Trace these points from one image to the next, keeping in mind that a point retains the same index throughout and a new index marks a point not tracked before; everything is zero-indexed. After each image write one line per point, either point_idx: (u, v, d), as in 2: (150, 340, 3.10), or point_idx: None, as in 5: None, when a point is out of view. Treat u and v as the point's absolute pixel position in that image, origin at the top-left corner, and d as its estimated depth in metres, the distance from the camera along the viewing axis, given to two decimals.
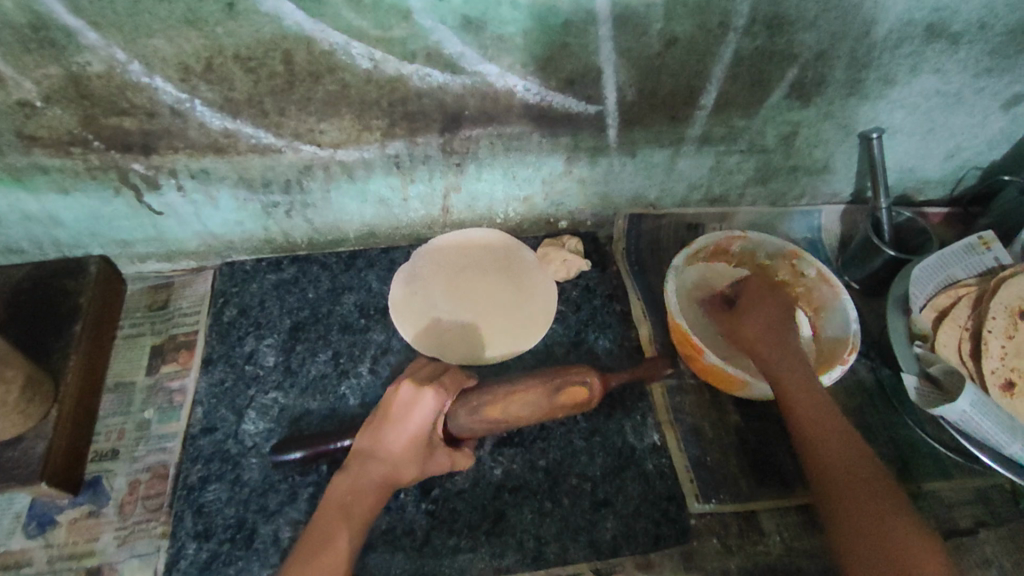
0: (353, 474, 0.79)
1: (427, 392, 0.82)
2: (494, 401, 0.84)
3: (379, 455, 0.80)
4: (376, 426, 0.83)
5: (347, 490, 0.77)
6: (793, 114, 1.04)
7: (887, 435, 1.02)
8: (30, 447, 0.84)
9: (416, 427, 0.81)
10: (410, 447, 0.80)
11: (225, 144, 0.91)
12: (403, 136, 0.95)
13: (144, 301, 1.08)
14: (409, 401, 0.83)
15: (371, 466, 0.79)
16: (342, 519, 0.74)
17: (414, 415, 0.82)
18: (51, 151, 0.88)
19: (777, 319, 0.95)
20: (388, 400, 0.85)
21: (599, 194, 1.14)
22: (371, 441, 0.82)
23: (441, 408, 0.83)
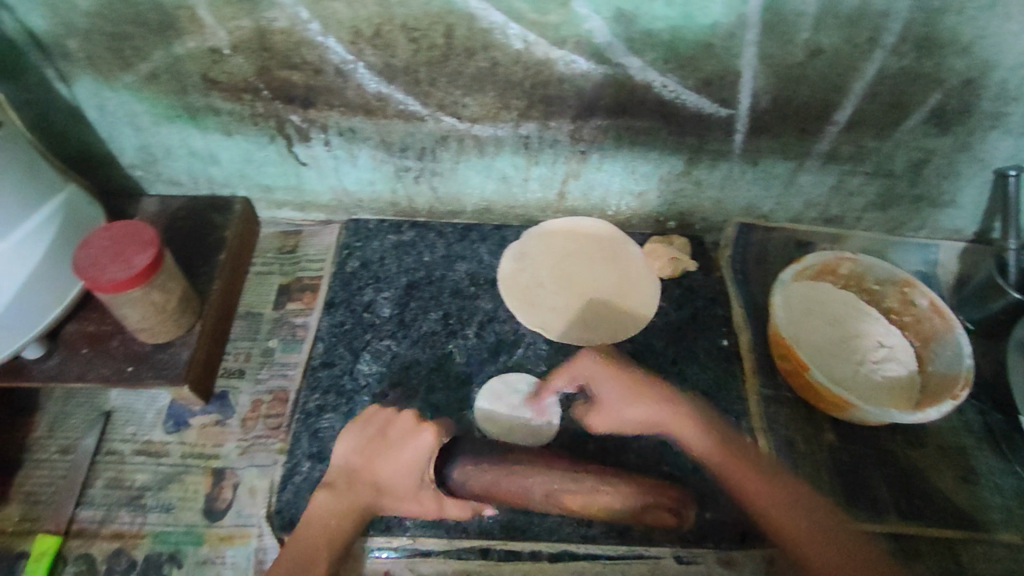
0: (340, 494, 0.85)
1: (426, 431, 0.88)
2: (607, 379, 0.94)
3: (366, 478, 0.86)
4: (368, 448, 0.88)
5: (330, 513, 0.83)
6: (928, 141, 1.03)
7: (992, 480, 0.99)
8: (177, 352, 0.94)
9: (411, 462, 0.86)
10: (403, 478, 0.86)
11: (376, 106, 0.99)
12: (537, 118, 1.01)
13: (276, 244, 1.18)
14: (404, 434, 0.89)
15: (358, 487, 0.85)
16: (325, 542, 0.80)
17: (408, 449, 0.88)
18: (226, 95, 0.98)
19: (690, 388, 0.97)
20: (381, 424, 0.90)
21: (713, 198, 1.16)
22: (361, 462, 0.87)
23: (433, 447, 0.88)
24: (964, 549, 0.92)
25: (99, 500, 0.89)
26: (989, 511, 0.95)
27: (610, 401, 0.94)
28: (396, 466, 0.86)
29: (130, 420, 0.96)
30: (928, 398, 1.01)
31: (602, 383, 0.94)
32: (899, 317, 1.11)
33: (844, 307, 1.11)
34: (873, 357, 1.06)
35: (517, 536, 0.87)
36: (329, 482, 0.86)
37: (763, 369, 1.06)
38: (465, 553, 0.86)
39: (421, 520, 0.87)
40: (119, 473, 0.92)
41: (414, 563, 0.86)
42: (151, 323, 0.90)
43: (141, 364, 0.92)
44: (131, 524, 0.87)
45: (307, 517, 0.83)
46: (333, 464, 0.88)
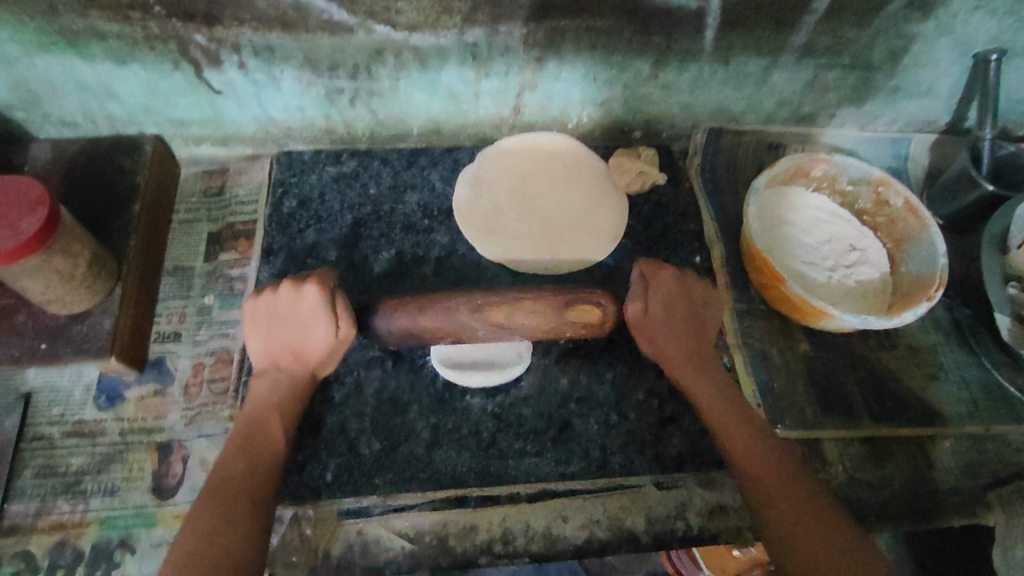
0: (269, 379, 0.80)
1: (309, 286, 0.75)
2: (672, 301, 0.84)
3: (283, 350, 0.79)
4: (272, 335, 0.79)
5: (262, 393, 0.79)
6: (908, 27, 0.94)
7: (959, 375, 0.97)
8: (97, 322, 0.83)
9: (313, 318, 0.75)
10: (302, 335, 0.78)
11: (294, 18, 0.84)
12: (484, 23, 0.88)
13: (199, 186, 1.05)
14: (292, 300, 0.77)
15: (289, 366, 0.79)
16: (252, 443, 0.75)
17: (298, 310, 0.77)
18: (109, 14, 0.81)
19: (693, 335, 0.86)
20: (264, 306, 0.79)
21: (681, 103, 1.06)
22: (273, 346, 0.79)
23: (320, 299, 0.75)
24: (934, 445, 0.91)
25: (31, 491, 0.81)
26: (955, 405, 0.94)
27: (655, 325, 0.83)
28: (297, 331, 0.78)
29: (57, 400, 0.87)
30: (901, 301, 0.97)
31: (664, 299, 0.83)
32: (871, 218, 1.06)
33: (817, 211, 1.05)
34: (844, 263, 1.01)
35: (493, 482, 0.83)
36: (260, 374, 0.80)
37: (736, 284, 1.01)
38: (438, 503, 0.82)
39: (390, 477, 0.82)
40: (50, 459, 0.83)
41: (387, 520, 0.81)
42: (58, 295, 0.79)
43: (57, 339, 0.82)
44: (73, 513, 0.80)
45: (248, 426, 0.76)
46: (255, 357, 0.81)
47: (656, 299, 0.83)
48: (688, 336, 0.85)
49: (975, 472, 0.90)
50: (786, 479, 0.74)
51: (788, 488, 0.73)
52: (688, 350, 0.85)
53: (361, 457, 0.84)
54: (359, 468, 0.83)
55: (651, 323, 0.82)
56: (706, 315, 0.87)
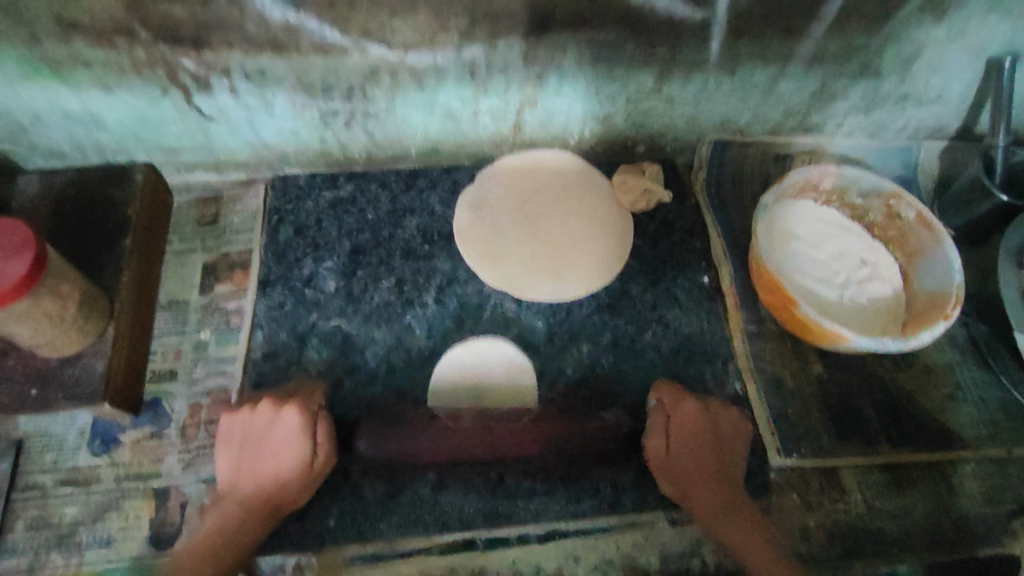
0: (224, 510, 0.76)
1: (288, 411, 0.79)
2: (693, 424, 0.83)
3: (249, 479, 0.78)
4: (245, 458, 0.79)
5: (213, 529, 0.75)
6: (920, 32, 0.91)
7: (977, 395, 0.94)
8: (89, 364, 0.81)
9: (289, 444, 0.78)
10: (281, 461, 0.78)
11: (285, 40, 0.81)
12: (482, 39, 0.85)
13: (193, 215, 1.02)
14: (267, 426, 0.79)
15: (243, 499, 0.77)
16: (212, 552, 0.73)
17: (274, 434, 0.79)
18: (93, 40, 0.78)
19: (705, 436, 0.83)
20: (241, 427, 0.80)
21: (686, 116, 1.03)
22: (242, 472, 0.79)
23: (303, 422, 0.79)
24: (953, 470, 0.89)
25: (24, 544, 0.79)
26: (974, 428, 0.92)
27: (676, 470, 0.82)
28: (269, 467, 0.78)
29: (50, 446, 0.84)
30: (916, 319, 0.94)
31: (683, 444, 0.83)
32: (883, 233, 1.03)
33: (828, 227, 1.02)
34: (856, 279, 0.98)
35: (503, 523, 0.81)
36: (217, 502, 0.77)
37: (746, 303, 0.98)
38: (447, 547, 0.80)
39: (396, 521, 0.80)
40: (44, 510, 0.81)
41: (392, 566, 0.79)
42: (48, 337, 0.76)
43: (48, 383, 0.79)
44: (67, 567, 0.78)
45: (210, 535, 0.74)
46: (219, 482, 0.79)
47: (677, 442, 0.83)
48: (700, 453, 0.82)
49: (997, 499, 0.88)
50: (784, 570, 0.76)
51: (763, 553, 0.77)
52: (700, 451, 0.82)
53: (365, 500, 0.81)
54: (365, 512, 0.81)
55: (675, 476, 0.82)
56: (717, 412, 0.85)
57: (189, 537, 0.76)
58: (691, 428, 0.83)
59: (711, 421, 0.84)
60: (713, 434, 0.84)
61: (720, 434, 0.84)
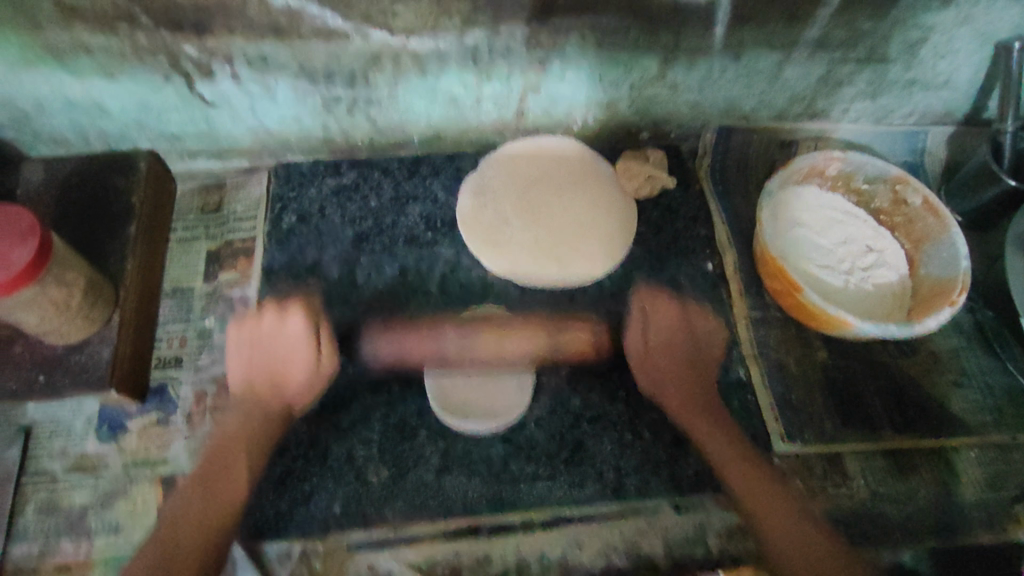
0: (240, 413, 0.81)
1: (292, 315, 0.83)
2: (670, 338, 0.88)
3: (263, 377, 0.82)
4: (253, 357, 0.83)
5: (233, 430, 0.80)
6: (928, 16, 0.90)
7: (983, 381, 0.94)
8: (96, 351, 0.81)
9: (296, 347, 0.82)
10: (291, 364, 0.82)
11: (286, 25, 0.80)
12: (485, 24, 0.84)
13: (196, 203, 1.02)
14: (275, 330, 0.83)
15: (263, 398, 0.82)
16: (238, 448, 0.79)
17: (281, 340, 0.83)
18: (94, 26, 0.78)
19: (684, 344, 0.88)
20: (248, 330, 0.83)
21: (690, 102, 1.02)
22: (256, 364, 0.82)
23: (308, 329, 0.83)
24: (957, 456, 0.89)
25: (34, 529, 0.80)
26: (978, 413, 0.91)
27: (656, 344, 0.88)
28: (277, 367, 0.82)
29: (58, 432, 0.85)
30: (922, 305, 0.94)
31: (664, 349, 0.87)
32: (889, 219, 1.02)
33: (833, 212, 1.01)
34: (862, 265, 0.98)
35: (506, 508, 0.81)
36: (234, 404, 0.82)
37: (750, 290, 0.98)
38: (453, 534, 0.81)
39: (400, 506, 0.81)
40: (53, 495, 0.82)
41: (399, 551, 0.81)
42: (56, 324, 0.77)
43: (56, 369, 0.80)
44: (76, 553, 0.80)
45: (218, 447, 0.79)
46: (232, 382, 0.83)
47: (655, 339, 0.88)
48: (676, 351, 0.87)
49: (1001, 484, 0.88)
50: (773, 500, 0.77)
51: (746, 471, 0.79)
52: (689, 367, 0.87)
53: (370, 486, 0.82)
54: (369, 498, 0.81)
55: (650, 356, 0.87)
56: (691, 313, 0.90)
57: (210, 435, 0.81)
58: (666, 333, 0.88)
59: (686, 326, 0.89)
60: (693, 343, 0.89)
61: (697, 355, 0.88)
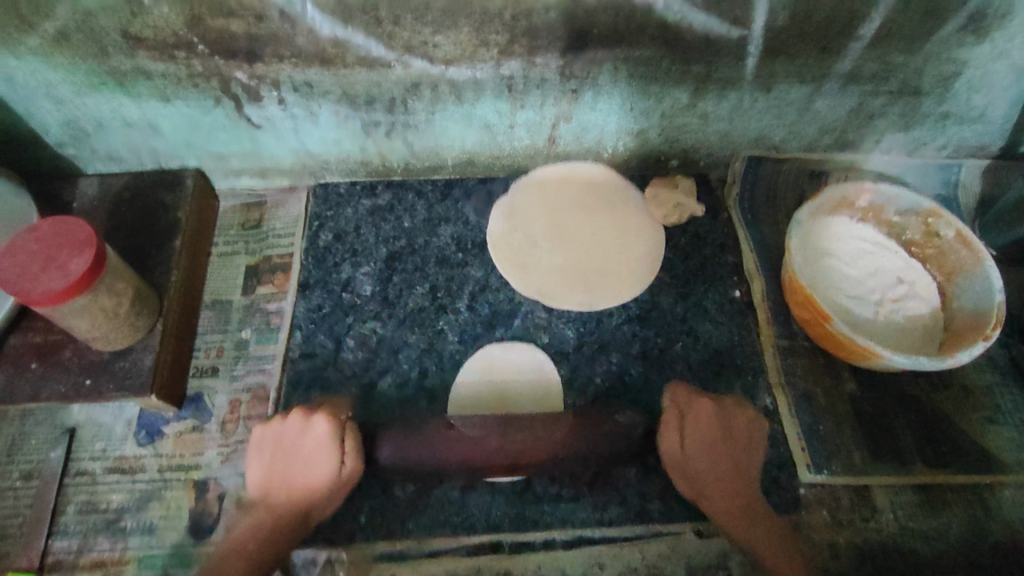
0: (261, 514, 0.77)
1: (320, 417, 0.78)
2: (711, 454, 0.79)
3: (280, 493, 0.77)
4: (275, 466, 0.79)
5: (244, 533, 0.76)
6: (961, 51, 0.91)
7: (1019, 418, 0.92)
8: (139, 358, 0.85)
9: (320, 451, 0.77)
10: (314, 471, 0.77)
11: (332, 54, 0.84)
12: (521, 55, 0.87)
13: (237, 219, 1.06)
14: (300, 435, 0.78)
15: (274, 513, 0.76)
16: (243, 558, 0.74)
17: (308, 444, 0.78)
18: (155, 54, 0.83)
19: (727, 444, 0.80)
20: (272, 435, 0.80)
21: (720, 131, 1.04)
22: (274, 480, 0.78)
23: (335, 430, 0.77)
24: (991, 494, 0.87)
25: (74, 527, 0.83)
26: (1014, 450, 0.89)
27: (697, 470, 0.79)
28: (303, 484, 0.77)
29: (100, 435, 0.89)
30: (953, 338, 0.92)
31: (696, 429, 0.80)
32: (921, 251, 1.01)
33: (863, 243, 1.01)
34: (892, 297, 0.97)
35: (529, 527, 0.82)
36: (250, 509, 0.78)
37: (778, 318, 0.97)
38: (474, 548, 0.81)
39: (424, 521, 0.82)
40: (93, 496, 0.85)
41: (420, 564, 0.80)
42: (104, 331, 0.80)
43: (101, 374, 0.83)
44: (113, 550, 0.82)
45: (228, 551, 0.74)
46: (251, 490, 0.79)
47: (695, 446, 0.79)
48: (726, 462, 0.79)
49: None
50: None
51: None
52: (734, 475, 0.80)
53: (396, 499, 0.83)
54: (394, 511, 0.83)
55: (694, 473, 0.80)
56: (735, 413, 0.82)
57: (223, 539, 0.77)
58: (706, 463, 0.79)
59: (726, 429, 0.81)
60: (739, 446, 0.81)
61: (744, 468, 0.81)
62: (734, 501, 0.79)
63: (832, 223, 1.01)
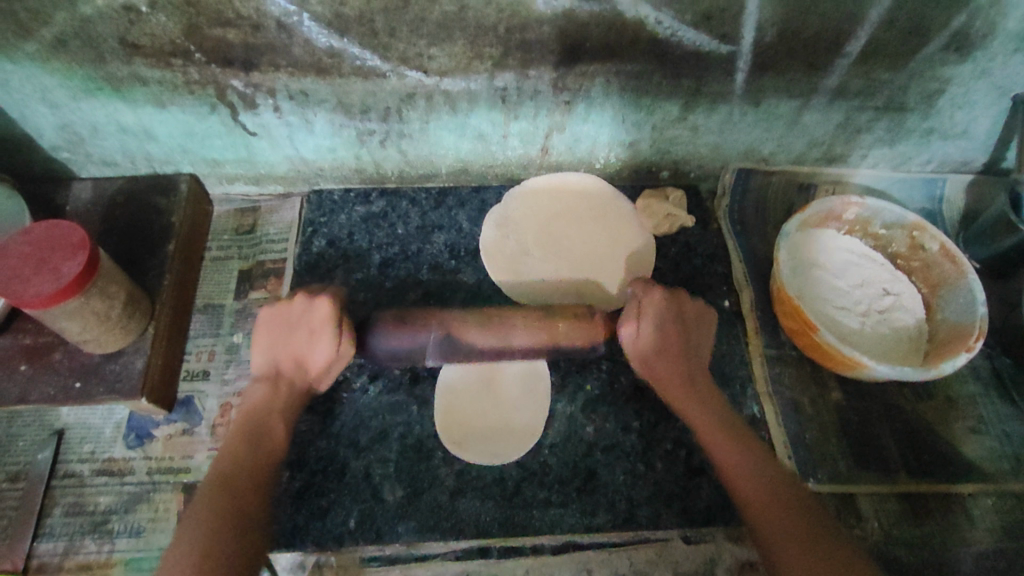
0: (267, 389, 0.81)
1: (320, 300, 0.78)
2: (661, 328, 0.83)
3: (287, 366, 0.80)
4: (279, 342, 0.81)
5: (252, 410, 0.79)
6: (944, 70, 0.93)
7: (1001, 429, 0.93)
8: (130, 361, 0.85)
9: (318, 333, 0.78)
10: (313, 350, 0.79)
11: (328, 64, 0.85)
12: (514, 67, 0.88)
13: (231, 224, 1.06)
14: (302, 313, 0.79)
15: (281, 384, 0.81)
16: (258, 452, 0.76)
17: (308, 319, 0.79)
18: (152, 61, 0.84)
19: (678, 347, 0.84)
20: (279, 314, 0.81)
21: (711, 143, 1.06)
22: (279, 351, 0.81)
23: (331, 314, 0.77)
24: (974, 503, 0.88)
25: (60, 529, 0.83)
26: (996, 461, 0.90)
27: (647, 348, 0.83)
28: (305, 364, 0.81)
29: (88, 437, 0.88)
30: (938, 349, 0.94)
31: (659, 339, 0.83)
32: (907, 263, 1.03)
33: (850, 254, 1.02)
34: (878, 308, 0.98)
35: (518, 532, 0.82)
36: (258, 377, 0.82)
37: (766, 328, 0.98)
38: (462, 553, 0.82)
39: (413, 526, 0.82)
40: (80, 497, 0.85)
41: (409, 569, 0.81)
42: (94, 335, 0.80)
43: (91, 377, 0.83)
44: (99, 553, 0.82)
45: (246, 417, 0.78)
46: (256, 361, 0.82)
47: (648, 317, 0.82)
48: (671, 356, 0.83)
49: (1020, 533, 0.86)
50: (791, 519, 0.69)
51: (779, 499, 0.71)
52: (676, 356, 0.84)
53: (384, 503, 0.83)
54: (383, 515, 0.83)
55: (642, 353, 0.83)
56: (697, 325, 0.86)
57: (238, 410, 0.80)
58: (654, 336, 0.82)
59: (676, 321, 0.84)
60: (693, 342, 0.86)
61: (690, 349, 0.85)
62: (689, 391, 0.83)
63: (823, 236, 1.02)
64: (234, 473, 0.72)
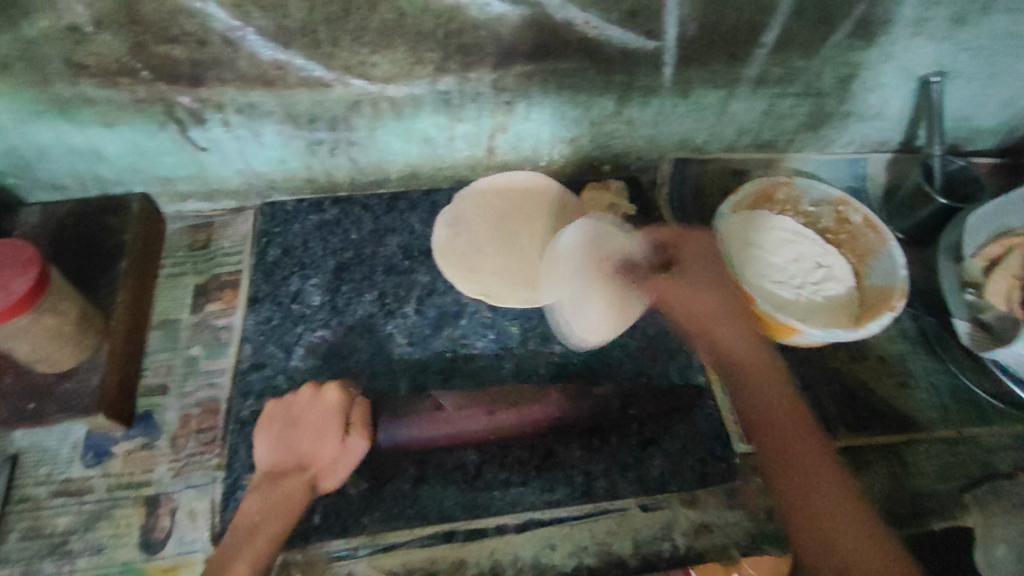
0: (263, 493, 0.79)
1: (326, 389, 0.86)
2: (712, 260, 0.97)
3: (289, 464, 0.81)
4: (285, 438, 0.83)
5: (253, 510, 0.77)
6: (854, 55, 1.00)
7: (929, 382, 1.00)
8: (84, 379, 0.85)
9: (325, 420, 0.84)
10: (316, 443, 0.82)
11: (274, 76, 0.88)
12: (455, 71, 0.92)
13: (185, 241, 1.07)
14: (310, 404, 0.85)
15: (281, 480, 0.79)
16: (248, 537, 0.75)
17: (316, 412, 0.85)
18: (98, 80, 0.85)
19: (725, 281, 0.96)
20: (283, 410, 0.86)
21: (647, 136, 1.11)
22: (281, 452, 0.82)
23: (340, 400, 0.85)
24: (908, 450, 0.93)
25: (18, 554, 0.82)
26: (926, 411, 0.97)
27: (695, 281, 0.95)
28: (314, 448, 0.82)
29: (45, 460, 0.87)
30: (867, 313, 1.00)
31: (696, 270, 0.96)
32: (835, 236, 1.09)
33: (783, 232, 1.08)
34: (811, 280, 1.04)
35: (480, 514, 0.84)
36: (253, 488, 0.80)
37: None
38: (427, 540, 0.83)
39: (378, 516, 0.83)
40: (37, 520, 0.84)
41: (375, 559, 0.81)
42: (48, 351, 0.80)
43: (44, 398, 0.83)
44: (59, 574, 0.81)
45: (237, 524, 0.77)
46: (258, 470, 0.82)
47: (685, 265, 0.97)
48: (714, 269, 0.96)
49: (952, 475, 0.91)
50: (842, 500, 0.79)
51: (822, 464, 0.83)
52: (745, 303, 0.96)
53: (348, 497, 0.85)
54: (347, 509, 0.84)
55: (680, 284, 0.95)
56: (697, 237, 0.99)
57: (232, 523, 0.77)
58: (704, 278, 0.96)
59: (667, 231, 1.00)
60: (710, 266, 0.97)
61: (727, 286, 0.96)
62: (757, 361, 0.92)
63: (759, 215, 1.09)
64: (259, 522, 0.76)
